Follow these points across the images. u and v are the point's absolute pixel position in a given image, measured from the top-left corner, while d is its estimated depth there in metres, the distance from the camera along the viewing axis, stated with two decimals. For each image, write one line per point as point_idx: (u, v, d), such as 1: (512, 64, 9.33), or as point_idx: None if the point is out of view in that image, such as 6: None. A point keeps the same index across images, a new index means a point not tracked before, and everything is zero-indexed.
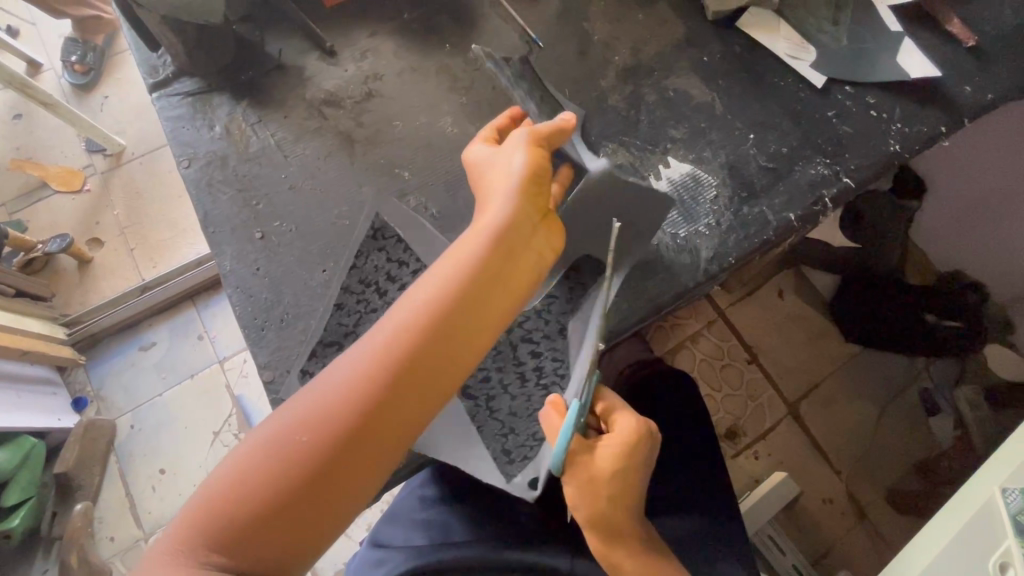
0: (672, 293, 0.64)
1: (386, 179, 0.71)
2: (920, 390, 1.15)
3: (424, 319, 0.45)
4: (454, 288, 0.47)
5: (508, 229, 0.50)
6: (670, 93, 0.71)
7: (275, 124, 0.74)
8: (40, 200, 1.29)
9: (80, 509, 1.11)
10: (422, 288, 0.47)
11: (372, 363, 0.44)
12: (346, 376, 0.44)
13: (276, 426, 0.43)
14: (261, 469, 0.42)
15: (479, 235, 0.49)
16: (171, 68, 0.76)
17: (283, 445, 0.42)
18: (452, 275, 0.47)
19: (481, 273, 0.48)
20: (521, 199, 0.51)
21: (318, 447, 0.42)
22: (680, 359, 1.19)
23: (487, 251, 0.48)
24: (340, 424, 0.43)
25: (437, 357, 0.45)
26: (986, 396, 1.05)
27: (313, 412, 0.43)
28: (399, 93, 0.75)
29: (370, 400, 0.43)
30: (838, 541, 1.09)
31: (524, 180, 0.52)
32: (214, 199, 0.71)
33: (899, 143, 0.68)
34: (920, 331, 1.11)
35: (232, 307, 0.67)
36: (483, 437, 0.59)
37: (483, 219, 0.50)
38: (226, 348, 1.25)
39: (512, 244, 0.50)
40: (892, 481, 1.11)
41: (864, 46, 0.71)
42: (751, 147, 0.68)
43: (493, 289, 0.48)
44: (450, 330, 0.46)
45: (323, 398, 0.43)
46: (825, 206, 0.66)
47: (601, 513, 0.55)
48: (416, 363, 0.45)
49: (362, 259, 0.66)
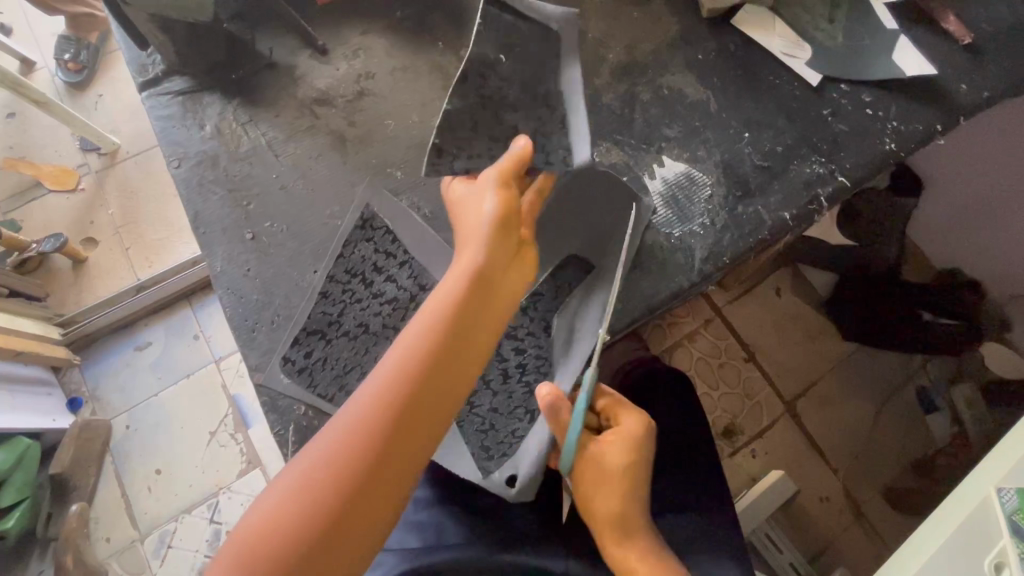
0: (666, 293, 0.63)
1: (379, 179, 0.70)
2: (917, 387, 1.15)
3: (420, 355, 0.47)
4: (442, 323, 0.48)
5: (490, 262, 0.51)
6: (664, 92, 0.70)
7: (266, 124, 0.73)
8: (35, 199, 1.29)
9: (76, 510, 1.09)
10: (414, 329, 0.48)
11: (376, 398, 0.45)
12: (350, 418, 0.45)
13: (289, 475, 0.44)
14: (284, 517, 0.42)
15: (461, 270, 0.51)
16: (162, 67, 0.75)
17: (299, 491, 0.43)
18: (443, 309, 0.48)
19: (468, 308, 0.49)
20: (497, 234, 0.52)
21: (331, 487, 0.43)
22: (678, 359, 1.19)
23: (473, 289, 0.50)
24: (347, 464, 0.43)
25: (434, 389, 0.47)
26: (984, 394, 1.06)
27: (322, 455, 0.44)
28: (391, 92, 0.74)
29: (379, 432, 0.44)
30: (834, 539, 1.10)
31: (499, 214, 0.53)
32: (206, 199, 0.71)
33: (895, 142, 0.67)
34: (916, 329, 1.11)
35: (223, 309, 0.67)
36: (463, 432, 0.61)
37: (462, 258, 0.51)
38: (221, 348, 1.25)
39: (494, 276, 0.51)
40: (888, 479, 1.12)
41: (859, 44, 0.71)
42: (745, 146, 0.68)
43: (478, 323, 0.49)
44: (443, 364, 0.47)
45: (331, 441, 0.44)
46: (820, 205, 0.65)
47: (614, 509, 0.57)
48: (413, 398, 0.46)
49: (350, 250, 0.67)
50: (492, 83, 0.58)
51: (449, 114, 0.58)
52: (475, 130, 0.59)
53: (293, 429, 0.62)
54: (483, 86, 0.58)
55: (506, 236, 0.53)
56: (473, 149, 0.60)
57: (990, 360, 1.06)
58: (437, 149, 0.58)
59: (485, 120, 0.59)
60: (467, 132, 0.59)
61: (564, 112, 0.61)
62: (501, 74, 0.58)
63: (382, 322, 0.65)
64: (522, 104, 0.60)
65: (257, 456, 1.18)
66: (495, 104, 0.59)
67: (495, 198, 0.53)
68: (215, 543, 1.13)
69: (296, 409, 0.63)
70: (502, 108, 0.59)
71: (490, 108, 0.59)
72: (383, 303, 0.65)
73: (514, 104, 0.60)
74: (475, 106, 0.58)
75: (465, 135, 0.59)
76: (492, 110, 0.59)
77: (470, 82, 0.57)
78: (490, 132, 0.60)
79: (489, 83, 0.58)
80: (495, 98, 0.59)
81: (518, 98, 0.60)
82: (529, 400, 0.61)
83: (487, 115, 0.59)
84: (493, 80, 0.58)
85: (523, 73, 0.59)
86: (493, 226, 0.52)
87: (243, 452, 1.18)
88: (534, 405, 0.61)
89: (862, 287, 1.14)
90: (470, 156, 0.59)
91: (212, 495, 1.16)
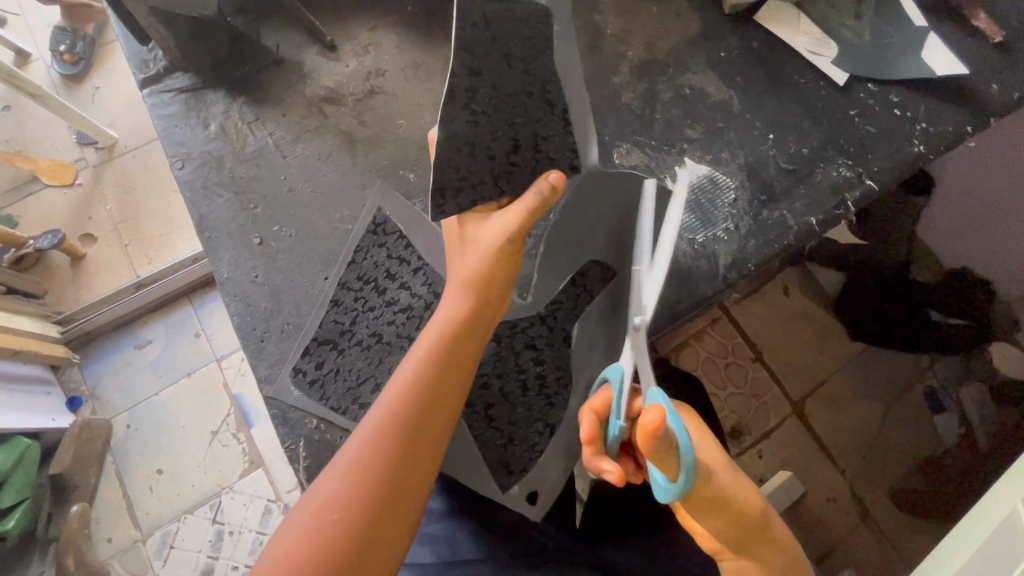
0: (688, 302, 0.62)
1: (390, 181, 0.69)
2: (925, 388, 1.09)
3: (414, 392, 0.49)
4: (433, 361, 0.50)
5: (479, 299, 0.53)
6: (686, 91, 0.68)
7: (273, 123, 0.71)
8: (31, 194, 1.26)
9: (76, 511, 1.08)
10: (409, 361, 0.51)
11: (381, 425, 0.48)
12: (349, 457, 0.47)
13: (297, 519, 0.45)
14: (306, 547, 0.44)
15: (454, 300, 0.53)
16: (162, 62, 0.73)
17: (309, 535, 0.44)
18: (435, 340, 0.51)
19: (457, 344, 0.52)
20: (494, 267, 0.53)
21: (343, 528, 0.45)
22: (684, 358, 1.14)
23: (463, 319, 0.52)
24: (355, 502, 0.45)
25: (429, 423, 0.49)
26: (991, 395, 1.02)
27: (329, 495, 0.46)
28: (402, 90, 0.72)
29: (385, 458, 0.47)
30: (840, 539, 1.04)
31: (496, 248, 0.53)
32: (211, 203, 0.69)
33: (924, 144, 0.65)
34: (924, 330, 1.06)
35: (231, 317, 0.66)
36: (481, 447, 0.60)
37: (452, 291, 0.53)
38: (223, 347, 1.23)
39: (485, 313, 0.53)
40: (897, 478, 1.06)
41: (888, 42, 0.68)
42: (770, 148, 0.66)
43: (467, 358, 0.52)
44: (438, 399, 0.50)
45: (334, 480, 0.46)
46: (847, 210, 0.63)
47: (747, 517, 0.50)
48: (410, 433, 0.48)
49: (362, 255, 0.66)
50: (484, 97, 0.52)
51: (445, 142, 0.51)
52: (475, 153, 0.53)
53: (304, 443, 0.61)
54: (472, 100, 0.51)
55: (506, 270, 0.54)
56: (475, 176, 0.54)
57: (998, 362, 1.02)
58: (440, 188, 0.53)
59: (484, 137, 0.53)
60: (468, 159, 0.53)
61: (564, 107, 0.55)
62: (498, 76, 0.52)
63: (397, 331, 0.63)
64: (520, 110, 0.54)
65: (260, 456, 1.16)
66: (493, 116, 0.53)
67: (491, 233, 0.53)
68: (217, 544, 1.11)
69: (307, 422, 0.62)
70: (501, 120, 0.53)
71: (490, 117, 0.53)
72: (396, 311, 0.64)
73: (512, 113, 0.53)
74: (470, 125, 0.52)
75: (466, 164, 0.53)
76: (490, 125, 0.53)
77: (458, 99, 0.51)
78: (492, 150, 0.54)
79: (478, 96, 0.52)
80: (488, 111, 0.52)
81: (516, 103, 0.53)
82: (549, 414, 0.61)
83: (486, 133, 0.53)
84: (484, 92, 0.52)
85: (516, 77, 0.53)
86: (489, 261, 0.53)
87: (245, 452, 1.16)
88: (554, 418, 0.61)
89: (874, 286, 1.07)
90: (474, 186, 0.54)
91: (214, 496, 1.14)
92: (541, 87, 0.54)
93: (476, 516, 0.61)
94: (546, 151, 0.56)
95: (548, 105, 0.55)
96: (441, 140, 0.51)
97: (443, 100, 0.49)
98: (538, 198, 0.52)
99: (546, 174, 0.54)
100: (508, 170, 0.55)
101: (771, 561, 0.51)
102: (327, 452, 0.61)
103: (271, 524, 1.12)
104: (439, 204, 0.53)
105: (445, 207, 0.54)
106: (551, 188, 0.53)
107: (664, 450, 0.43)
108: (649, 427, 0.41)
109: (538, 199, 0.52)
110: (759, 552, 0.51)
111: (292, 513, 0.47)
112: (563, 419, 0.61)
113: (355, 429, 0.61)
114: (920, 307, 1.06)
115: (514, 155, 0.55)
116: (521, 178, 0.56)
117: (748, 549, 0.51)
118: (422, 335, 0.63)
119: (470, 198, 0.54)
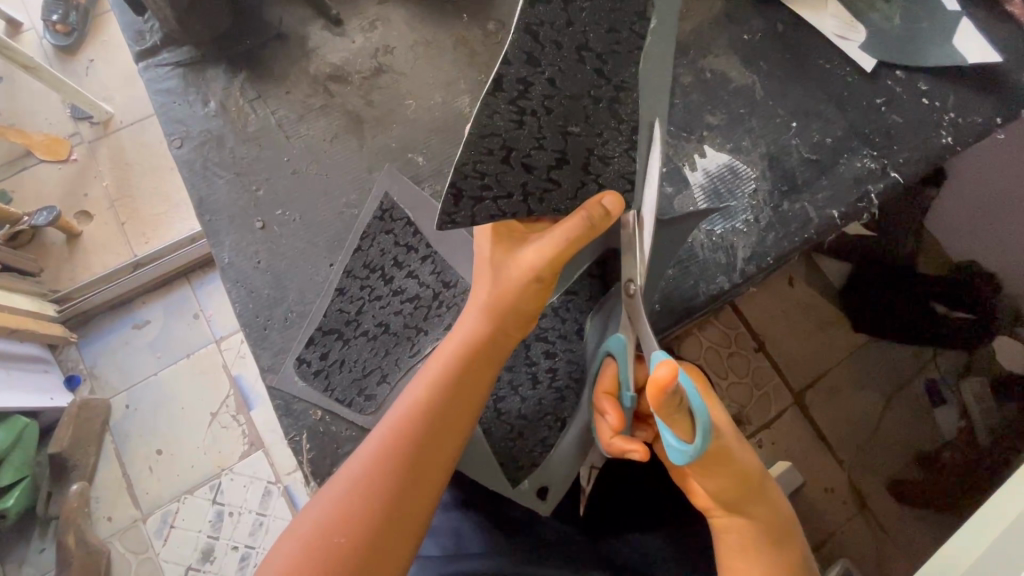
0: (705, 295, 0.61)
1: (398, 164, 0.67)
2: (926, 380, 1.05)
3: (427, 407, 0.49)
4: (446, 385, 0.50)
5: (498, 327, 0.53)
6: (707, 75, 0.67)
7: (276, 101, 0.68)
8: (25, 169, 1.23)
9: (76, 489, 1.08)
10: (425, 375, 0.51)
11: (392, 438, 0.48)
12: (356, 478, 0.46)
13: (298, 535, 0.45)
14: (310, 556, 0.43)
15: (473, 319, 0.53)
16: (159, 35, 0.69)
17: (313, 556, 0.43)
18: (452, 356, 0.52)
19: (472, 370, 0.51)
20: (519, 296, 0.52)
21: (349, 551, 0.44)
22: (687, 346, 1.09)
23: (482, 339, 0.52)
24: (361, 524, 0.45)
25: (439, 448, 0.48)
26: (992, 388, 0.98)
27: (335, 515, 0.45)
28: (411, 69, 0.69)
29: (394, 471, 0.47)
30: (835, 529, 1.02)
31: (525, 278, 0.52)
32: (211, 183, 0.67)
33: (952, 135, 0.63)
34: (927, 323, 1.02)
35: (232, 303, 0.64)
36: (492, 443, 0.61)
37: (473, 308, 0.53)
38: (222, 328, 1.21)
39: (501, 342, 0.53)
40: (893, 469, 1.03)
41: (918, 27, 0.66)
42: (793, 137, 0.64)
43: (480, 386, 0.52)
44: (449, 424, 0.49)
45: (340, 499, 0.46)
46: (870, 203, 0.62)
47: (749, 479, 0.51)
48: (419, 458, 0.48)
49: (368, 242, 0.64)
50: (539, 95, 0.46)
51: (471, 141, 0.46)
52: (510, 159, 0.47)
53: (307, 436, 0.60)
54: (521, 95, 0.46)
55: (530, 301, 0.53)
56: (503, 188, 0.48)
57: (999, 354, 0.99)
58: (455, 193, 0.46)
59: (525, 143, 0.48)
60: (497, 165, 0.47)
61: (635, 126, 0.51)
62: (563, 74, 0.47)
63: (404, 322, 0.62)
64: (578, 116, 0.49)
65: (259, 438, 1.15)
66: (542, 120, 0.47)
67: (522, 261, 0.52)
68: (218, 524, 1.11)
69: (311, 414, 0.60)
70: (551, 125, 0.48)
71: (539, 122, 0.47)
72: (403, 300, 0.62)
73: (569, 121, 0.49)
74: (511, 126, 0.46)
75: (494, 171, 0.47)
76: (535, 129, 0.48)
77: (505, 91, 0.45)
78: (535, 161, 0.49)
79: (531, 92, 0.46)
80: (538, 114, 0.47)
81: (577, 109, 0.49)
82: (561, 408, 0.61)
83: (529, 138, 0.48)
84: (540, 87, 0.46)
85: (587, 75, 0.48)
86: (515, 289, 0.52)
87: (244, 434, 1.15)
88: (565, 413, 0.61)
89: (876, 276, 1.04)
90: (498, 198, 0.48)
91: (213, 477, 1.13)
92: (613, 96, 0.49)
93: (483, 509, 0.60)
94: (597, 173, 0.52)
95: (616, 117, 0.50)
96: (475, 129, 0.45)
97: (485, 89, 0.44)
98: (584, 220, 0.49)
99: (602, 196, 0.50)
100: (547, 187, 0.50)
101: (766, 518, 0.51)
102: (332, 444, 0.60)
103: (272, 506, 1.11)
104: (450, 213, 0.46)
105: (456, 217, 0.47)
106: (604, 212, 0.50)
107: (674, 408, 0.43)
108: (661, 384, 0.41)
109: (584, 222, 0.49)
110: (754, 509, 0.51)
111: (299, 520, 0.47)
112: (574, 412, 0.61)
113: (360, 421, 0.60)
114: (922, 298, 1.02)
115: (557, 171, 0.50)
116: (560, 200, 0.52)
117: (743, 506, 0.51)
118: (430, 325, 0.62)
119: (488, 212, 0.48)
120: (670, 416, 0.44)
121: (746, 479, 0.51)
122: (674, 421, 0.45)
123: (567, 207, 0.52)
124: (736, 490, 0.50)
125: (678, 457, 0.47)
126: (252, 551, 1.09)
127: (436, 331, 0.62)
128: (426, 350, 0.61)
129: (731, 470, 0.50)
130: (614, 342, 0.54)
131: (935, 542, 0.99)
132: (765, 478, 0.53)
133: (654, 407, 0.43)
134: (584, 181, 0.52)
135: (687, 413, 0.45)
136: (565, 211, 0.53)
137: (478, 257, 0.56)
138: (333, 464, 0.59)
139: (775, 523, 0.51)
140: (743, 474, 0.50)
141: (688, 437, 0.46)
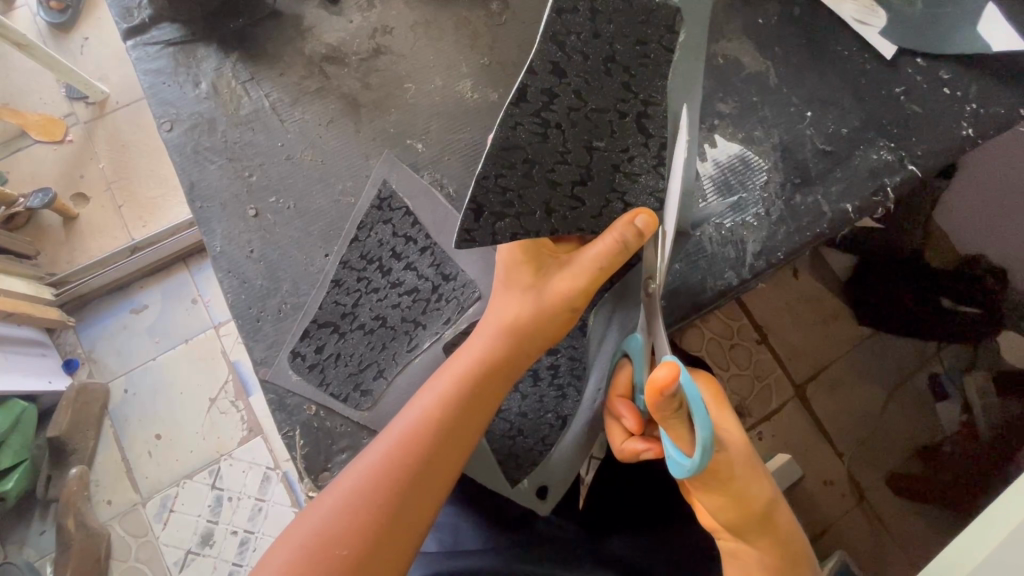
0: (712, 291, 0.59)
1: (397, 151, 0.64)
2: (929, 374, 1.03)
3: (435, 421, 0.48)
4: (460, 402, 0.49)
5: (516, 347, 0.51)
6: (719, 61, 0.64)
7: (269, 83, 0.66)
8: (19, 150, 1.20)
9: (75, 474, 1.07)
10: (437, 384, 0.50)
11: (397, 449, 0.47)
12: (360, 488, 0.46)
13: (298, 540, 0.44)
14: (311, 560, 0.43)
15: (488, 333, 0.52)
16: (148, 11, 0.67)
17: (315, 565, 0.43)
18: (463, 370, 0.50)
19: (485, 388, 0.50)
20: (541, 319, 0.51)
21: (351, 561, 0.43)
22: (689, 339, 1.07)
23: (495, 356, 0.51)
24: (364, 535, 0.44)
25: (448, 463, 0.48)
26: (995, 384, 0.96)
27: (338, 523, 0.44)
28: (410, 50, 0.67)
29: (399, 480, 0.46)
30: (833, 522, 1.01)
31: (556, 308, 0.52)
32: (203, 168, 0.65)
33: (972, 127, 0.60)
34: (928, 317, 1.00)
35: (224, 293, 0.62)
36: (491, 441, 0.60)
37: (490, 324, 0.52)
38: (219, 313, 1.19)
39: (518, 362, 0.52)
40: (894, 463, 1.02)
41: (941, 11, 0.63)
42: (807, 127, 0.62)
43: (492, 405, 0.50)
44: (459, 442, 0.49)
45: (345, 510, 0.45)
46: (886, 197, 0.59)
47: (758, 504, 0.50)
48: (426, 473, 0.47)
49: (365, 232, 0.62)
50: (563, 107, 0.47)
51: (494, 153, 0.47)
52: (533, 172, 0.48)
53: (301, 431, 0.59)
54: (546, 107, 0.47)
55: (555, 329, 0.52)
56: (525, 206, 0.48)
57: (1005, 348, 0.96)
58: (474, 209, 0.47)
59: (548, 157, 0.48)
60: (519, 180, 0.48)
61: (664, 139, 0.49)
62: (590, 89, 0.48)
63: (401, 315, 0.60)
64: (604, 131, 0.49)
65: (259, 425, 1.15)
66: (566, 133, 0.48)
67: (553, 289, 0.52)
68: (217, 509, 1.10)
69: (305, 409, 0.59)
70: (576, 139, 0.48)
71: (563, 134, 0.48)
72: (402, 293, 0.61)
73: (593, 135, 0.48)
74: (534, 139, 0.47)
75: (516, 186, 0.48)
76: (559, 143, 0.48)
77: (529, 103, 0.47)
78: (557, 176, 0.49)
79: (555, 104, 0.47)
80: (562, 127, 0.48)
81: (603, 123, 0.48)
82: (560, 405, 0.60)
83: (553, 152, 0.48)
84: (564, 98, 0.47)
85: (615, 87, 0.48)
86: (541, 316, 0.51)
87: (244, 420, 1.15)
88: (566, 410, 0.60)
89: (886, 270, 1.01)
90: (520, 215, 0.48)
91: (213, 462, 1.13)
92: (639, 110, 0.49)
93: (481, 505, 0.60)
94: (623, 191, 0.50)
95: (645, 132, 0.49)
96: (498, 141, 0.47)
97: (508, 99, 0.45)
98: (618, 243, 0.48)
99: (635, 215, 0.49)
100: (572, 205, 0.50)
101: (770, 550, 0.50)
102: (327, 440, 0.59)
103: (270, 491, 1.11)
104: (467, 229, 0.47)
105: (474, 234, 0.48)
106: (636, 233, 0.48)
107: (672, 412, 0.43)
108: (659, 386, 0.40)
109: (617, 245, 0.48)
110: (758, 537, 0.50)
111: (302, 520, 0.46)
112: (575, 410, 0.60)
113: (356, 417, 0.59)
114: (927, 293, 1.00)
115: (581, 188, 0.49)
116: (583, 218, 0.50)
117: (746, 532, 0.50)
118: (428, 319, 0.60)
119: (510, 230, 0.48)
120: (667, 421, 0.44)
121: (753, 506, 0.50)
122: (671, 426, 0.44)
123: (590, 226, 0.51)
124: (738, 516, 0.50)
125: (678, 473, 0.46)
126: (252, 536, 1.09)
127: (435, 326, 0.60)
128: (425, 345, 0.60)
129: (730, 494, 0.49)
130: (632, 341, 0.54)
131: (939, 539, 0.98)
132: (775, 504, 0.51)
133: (652, 409, 0.43)
134: (609, 200, 0.50)
135: (685, 420, 0.44)
136: (588, 231, 0.51)
137: (502, 273, 0.54)
138: (328, 458, 0.58)
139: (780, 551, 0.50)
140: (747, 502, 0.49)
141: (687, 448, 0.45)
